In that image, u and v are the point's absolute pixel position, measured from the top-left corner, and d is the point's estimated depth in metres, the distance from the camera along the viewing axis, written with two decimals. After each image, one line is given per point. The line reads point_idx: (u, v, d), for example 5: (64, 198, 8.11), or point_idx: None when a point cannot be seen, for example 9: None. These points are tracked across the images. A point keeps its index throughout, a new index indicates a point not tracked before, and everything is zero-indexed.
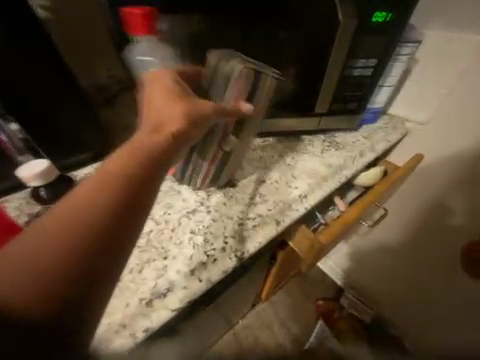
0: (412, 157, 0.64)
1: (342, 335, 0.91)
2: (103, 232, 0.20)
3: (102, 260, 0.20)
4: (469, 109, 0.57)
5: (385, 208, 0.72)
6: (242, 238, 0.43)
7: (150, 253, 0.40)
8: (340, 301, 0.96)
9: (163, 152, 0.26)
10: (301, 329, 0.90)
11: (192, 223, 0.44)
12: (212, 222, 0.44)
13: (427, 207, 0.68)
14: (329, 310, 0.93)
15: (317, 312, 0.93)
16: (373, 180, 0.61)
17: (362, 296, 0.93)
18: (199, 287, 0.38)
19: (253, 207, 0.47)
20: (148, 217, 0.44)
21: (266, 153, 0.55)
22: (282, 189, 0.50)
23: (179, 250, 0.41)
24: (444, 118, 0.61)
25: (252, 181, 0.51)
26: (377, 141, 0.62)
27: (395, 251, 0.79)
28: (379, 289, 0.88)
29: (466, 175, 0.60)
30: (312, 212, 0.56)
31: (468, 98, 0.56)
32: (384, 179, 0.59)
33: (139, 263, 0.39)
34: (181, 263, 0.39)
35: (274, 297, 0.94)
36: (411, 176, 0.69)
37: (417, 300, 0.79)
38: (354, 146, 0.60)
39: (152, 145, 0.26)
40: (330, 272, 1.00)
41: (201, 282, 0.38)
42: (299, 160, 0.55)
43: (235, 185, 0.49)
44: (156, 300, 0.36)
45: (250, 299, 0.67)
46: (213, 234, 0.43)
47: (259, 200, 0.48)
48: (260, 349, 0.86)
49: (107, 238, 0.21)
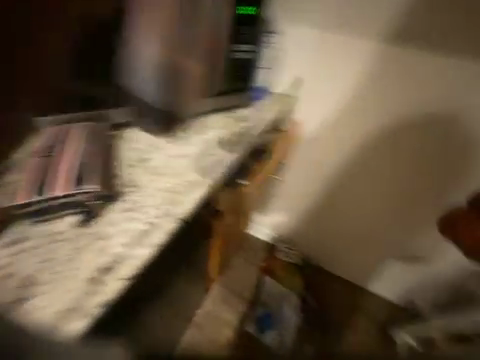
0: (293, 124, 0.86)
1: (280, 281, 0.96)
2: None
3: None
4: (320, 93, 0.83)
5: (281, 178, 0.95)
6: (172, 201, 0.54)
7: (126, 219, 0.50)
8: (278, 255, 1.02)
9: None
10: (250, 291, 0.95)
11: (124, 173, 0.56)
12: (163, 189, 0.56)
13: (309, 168, 0.92)
14: (271, 267, 0.99)
15: (261, 273, 0.97)
16: (251, 148, 0.69)
17: (294, 247, 1.04)
18: (153, 243, 0.49)
19: (161, 151, 0.61)
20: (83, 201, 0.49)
21: (136, 144, 0.61)
22: (213, 152, 0.63)
23: (143, 200, 0.54)
24: (316, 99, 0.84)
25: (156, 153, 0.60)
26: (264, 112, 0.76)
27: (293, 221, 1.01)
28: (299, 246, 1.03)
29: (359, 131, 0.84)
30: (220, 164, 0.61)
31: (326, 69, 0.80)
32: (276, 141, 0.79)
33: (121, 240, 0.48)
34: (147, 222, 0.51)
35: (233, 272, 0.95)
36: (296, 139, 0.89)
37: (341, 249, 0.99)
38: (250, 118, 0.73)
39: None
40: (265, 236, 1.04)
41: (149, 246, 0.48)
42: (208, 128, 0.67)
43: (127, 166, 0.57)
44: (117, 270, 0.45)
45: (200, 287, 0.72)
46: (169, 193, 0.55)
47: (165, 148, 0.62)
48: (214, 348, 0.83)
49: None
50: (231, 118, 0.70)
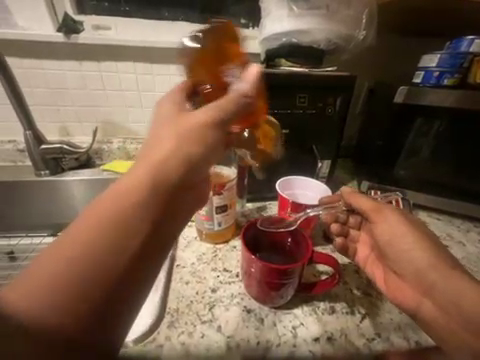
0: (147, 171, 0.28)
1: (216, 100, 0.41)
2: (151, 195, 0.27)
3: (393, 243, 0.50)
4: None
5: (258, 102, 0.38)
6: (324, 348, 0.40)
7: (310, 329, 0.42)
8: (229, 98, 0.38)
9: (132, 230, 0.25)
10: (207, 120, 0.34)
11: (291, 328, 0.42)
12: (339, 331, 0.42)
13: (140, 212, 0.26)
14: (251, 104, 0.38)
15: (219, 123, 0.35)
16: (256, 292, 0.45)
17: (244, 309, 0.45)
18: (372, 329, 0.43)
19: (306, 320, 0.44)
20: (311, 340, 0.41)
21: (252, 338, 0.41)
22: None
23: (290, 336, 0.41)
24: None
25: None
26: (288, 350, 0.39)
27: (150, 205, 0.27)
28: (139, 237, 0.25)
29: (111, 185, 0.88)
30: None
31: None
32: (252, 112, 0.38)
33: (320, 330, 0.42)
34: (358, 319, 0.44)
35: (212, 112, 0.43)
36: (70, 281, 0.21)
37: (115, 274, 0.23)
38: None
39: (116, 217, 0.25)
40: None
41: (259, 343, 0.40)
42: None
43: (296, 328, 0.42)
44: (182, 292, 0.47)
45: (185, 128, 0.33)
46: (268, 342, 0.40)
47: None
48: (366, 305, 0.47)
49: (150, 228, 0.26)
50: (250, 340, 0.40)
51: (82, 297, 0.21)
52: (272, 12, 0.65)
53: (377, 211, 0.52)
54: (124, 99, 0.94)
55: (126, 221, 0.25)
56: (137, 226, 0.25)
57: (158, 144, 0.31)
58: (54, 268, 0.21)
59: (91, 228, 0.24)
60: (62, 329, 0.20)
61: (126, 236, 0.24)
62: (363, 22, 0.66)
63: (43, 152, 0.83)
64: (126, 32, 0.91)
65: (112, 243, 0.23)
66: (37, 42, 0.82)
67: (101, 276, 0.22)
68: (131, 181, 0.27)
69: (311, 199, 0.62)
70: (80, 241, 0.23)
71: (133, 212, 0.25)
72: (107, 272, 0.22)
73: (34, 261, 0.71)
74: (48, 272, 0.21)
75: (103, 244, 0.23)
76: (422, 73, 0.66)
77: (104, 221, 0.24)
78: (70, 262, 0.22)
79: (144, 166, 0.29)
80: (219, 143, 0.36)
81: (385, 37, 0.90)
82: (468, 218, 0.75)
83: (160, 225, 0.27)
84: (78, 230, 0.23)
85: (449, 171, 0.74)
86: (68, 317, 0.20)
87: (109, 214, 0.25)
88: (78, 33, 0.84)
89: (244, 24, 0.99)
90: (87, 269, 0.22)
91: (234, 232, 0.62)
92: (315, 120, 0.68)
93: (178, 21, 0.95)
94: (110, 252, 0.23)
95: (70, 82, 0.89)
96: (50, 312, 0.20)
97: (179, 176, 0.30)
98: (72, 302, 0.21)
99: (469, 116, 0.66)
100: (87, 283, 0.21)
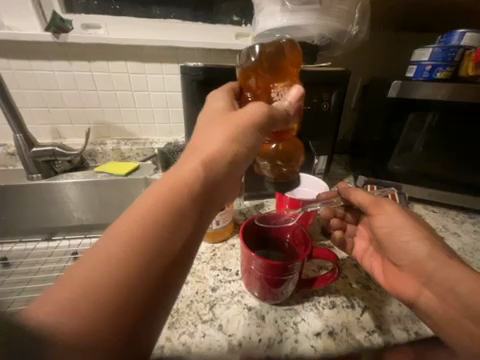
0: (188, 169, 0.34)
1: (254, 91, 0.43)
2: (183, 193, 0.32)
3: (391, 232, 0.51)
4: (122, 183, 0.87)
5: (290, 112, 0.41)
6: (326, 343, 0.40)
7: (312, 325, 0.42)
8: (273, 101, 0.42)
9: (167, 224, 0.29)
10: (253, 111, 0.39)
11: (292, 324, 0.42)
12: (340, 325, 0.42)
13: (173, 209, 0.30)
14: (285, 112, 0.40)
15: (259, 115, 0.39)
16: (256, 289, 0.45)
17: (244, 307, 0.45)
18: (373, 322, 0.43)
19: (307, 315, 0.44)
20: (313, 335, 0.41)
21: (253, 335, 0.40)
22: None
23: (292, 332, 0.41)
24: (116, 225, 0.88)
25: None
26: (290, 346, 0.39)
27: (182, 204, 0.31)
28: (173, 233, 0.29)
29: (106, 187, 0.87)
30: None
31: (137, 173, 0.90)
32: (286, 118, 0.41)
33: (321, 325, 0.42)
34: (359, 313, 0.44)
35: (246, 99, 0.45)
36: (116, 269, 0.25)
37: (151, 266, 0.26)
38: None
39: (157, 212, 0.29)
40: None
41: (261, 341, 0.40)
42: None
43: (297, 323, 0.42)
44: (182, 293, 0.46)
45: (225, 123, 0.39)
46: (270, 339, 0.40)
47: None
48: (365, 298, 0.47)
49: (181, 225, 0.30)
50: (252, 338, 0.40)
51: (119, 296, 0.24)
52: (264, 9, 0.65)
53: (376, 202, 0.53)
54: (116, 99, 0.92)
55: (159, 232, 0.28)
56: (171, 221, 0.30)
57: (199, 154, 0.37)
58: (98, 268, 0.25)
59: (134, 231, 0.27)
60: (102, 318, 0.23)
61: (162, 229, 0.29)
62: (356, 17, 0.66)
63: (34, 155, 0.80)
64: (116, 31, 0.89)
65: (149, 237, 0.28)
66: (24, 42, 0.79)
67: (137, 278, 0.25)
68: (166, 193, 0.31)
69: (309, 193, 0.62)
70: (127, 232, 0.27)
71: (169, 206, 0.30)
72: (145, 273, 0.26)
73: (27, 267, 0.69)
74: (100, 259, 0.25)
75: (143, 238, 0.27)
76: (415, 67, 0.67)
77: (147, 214, 0.29)
78: (114, 262, 0.25)
79: (181, 166, 0.35)
80: (253, 144, 0.40)
81: (377, 32, 0.91)
82: (462, 209, 0.76)
83: (189, 222, 0.31)
84: (120, 234, 0.27)
85: (443, 163, 0.76)
86: (107, 310, 0.23)
87: (151, 209, 0.30)
88: (67, 32, 0.80)
89: (237, 21, 0.98)
90: (127, 271, 0.25)
91: (232, 230, 0.62)
92: (311, 116, 0.68)
93: (169, 20, 0.93)
94: (147, 246, 0.27)
95: (60, 83, 0.87)
96: (94, 304, 0.23)
97: (210, 172, 0.36)
98: (111, 297, 0.24)
99: (462, 110, 0.66)
100: (125, 283, 0.25)
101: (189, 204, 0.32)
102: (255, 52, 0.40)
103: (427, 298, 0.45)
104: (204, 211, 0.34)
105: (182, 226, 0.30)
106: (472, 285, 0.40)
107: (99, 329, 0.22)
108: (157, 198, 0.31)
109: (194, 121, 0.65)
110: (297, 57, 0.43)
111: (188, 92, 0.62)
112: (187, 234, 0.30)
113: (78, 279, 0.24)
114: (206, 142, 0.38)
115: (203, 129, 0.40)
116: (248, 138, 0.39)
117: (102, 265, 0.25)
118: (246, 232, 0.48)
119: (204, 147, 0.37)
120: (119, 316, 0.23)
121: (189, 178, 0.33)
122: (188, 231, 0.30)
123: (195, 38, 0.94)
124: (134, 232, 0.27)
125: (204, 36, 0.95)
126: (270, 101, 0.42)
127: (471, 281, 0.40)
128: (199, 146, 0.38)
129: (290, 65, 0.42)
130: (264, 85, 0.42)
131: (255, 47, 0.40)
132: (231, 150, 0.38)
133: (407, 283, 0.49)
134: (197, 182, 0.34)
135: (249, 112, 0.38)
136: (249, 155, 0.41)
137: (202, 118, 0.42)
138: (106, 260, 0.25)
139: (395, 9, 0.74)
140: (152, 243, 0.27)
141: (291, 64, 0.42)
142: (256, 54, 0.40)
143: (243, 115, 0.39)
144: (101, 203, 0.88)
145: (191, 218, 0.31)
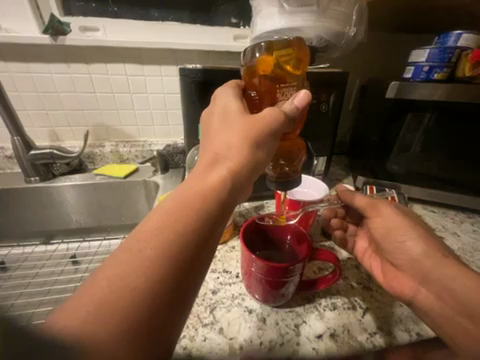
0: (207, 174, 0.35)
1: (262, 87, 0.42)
2: (205, 198, 0.32)
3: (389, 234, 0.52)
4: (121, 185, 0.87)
5: (301, 111, 0.40)
6: (328, 345, 0.40)
7: (313, 327, 0.42)
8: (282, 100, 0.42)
9: (189, 230, 0.29)
10: (266, 115, 0.38)
11: (294, 327, 0.42)
12: (341, 327, 0.42)
13: (195, 215, 0.30)
14: (294, 112, 0.40)
15: (271, 118, 0.38)
16: (257, 292, 0.45)
17: (245, 310, 0.44)
18: (374, 323, 0.43)
19: (308, 317, 0.43)
20: (314, 337, 0.41)
21: (254, 339, 0.40)
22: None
23: (294, 334, 0.41)
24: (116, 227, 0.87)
25: None
26: (291, 348, 0.39)
27: (204, 210, 0.31)
28: (194, 239, 0.29)
29: (105, 190, 0.86)
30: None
31: (136, 175, 0.90)
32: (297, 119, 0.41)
33: (323, 327, 0.42)
34: (360, 314, 0.44)
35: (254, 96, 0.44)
36: (140, 275, 0.25)
37: (173, 273, 0.26)
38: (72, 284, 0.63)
39: (180, 218, 0.30)
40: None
41: (262, 344, 0.40)
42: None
43: (299, 325, 0.42)
44: None
45: (240, 126, 0.39)
46: (271, 342, 0.40)
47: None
48: (366, 299, 0.47)
49: (202, 232, 0.30)
50: (253, 341, 0.40)
51: (144, 302, 0.24)
52: (262, 11, 0.65)
53: (373, 205, 0.55)
54: (115, 101, 0.92)
55: (180, 238, 0.28)
56: (192, 227, 0.29)
57: (218, 159, 0.37)
58: (123, 272, 0.25)
59: (159, 236, 0.28)
60: (121, 327, 0.22)
61: (183, 235, 0.28)
62: (353, 19, 0.67)
63: (32, 158, 0.80)
64: (114, 34, 0.89)
65: (172, 244, 0.27)
66: (22, 44, 0.79)
67: (161, 283, 0.25)
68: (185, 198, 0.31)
69: (310, 193, 0.62)
70: (151, 237, 0.28)
71: (190, 211, 0.30)
72: (166, 280, 0.26)
73: (25, 271, 0.68)
74: (125, 264, 0.26)
75: (165, 244, 0.27)
76: (413, 67, 0.67)
77: (171, 219, 0.29)
78: (138, 267, 0.25)
79: (202, 171, 0.35)
80: (270, 148, 0.40)
81: (374, 34, 0.92)
82: (461, 209, 0.77)
83: (209, 229, 0.30)
84: (144, 239, 0.27)
85: (442, 164, 0.76)
86: (133, 315, 0.23)
87: (174, 214, 0.30)
88: (65, 35, 0.80)
89: (235, 23, 0.98)
90: (151, 276, 0.25)
91: (232, 231, 0.62)
92: (310, 117, 0.68)
93: (167, 22, 0.93)
94: (169, 253, 0.27)
95: (58, 85, 0.87)
96: (121, 309, 0.23)
97: (228, 176, 0.35)
98: (137, 302, 0.24)
99: (460, 110, 0.67)
100: (149, 288, 0.25)
101: (209, 210, 0.31)
102: (260, 49, 0.39)
103: (428, 298, 0.45)
104: (224, 217, 0.33)
105: (203, 233, 0.30)
106: (473, 285, 0.40)
107: (117, 337, 0.22)
108: (180, 203, 0.31)
109: (192, 123, 0.65)
110: (305, 53, 0.41)
111: (187, 94, 0.62)
112: (208, 241, 0.30)
113: (104, 285, 0.24)
114: (224, 146, 0.38)
115: (219, 133, 0.40)
116: (264, 141, 0.38)
117: (126, 270, 0.25)
118: (248, 234, 0.48)
119: (222, 151, 0.38)
120: (144, 321, 0.23)
121: (209, 183, 0.33)
122: (208, 239, 0.30)
123: (194, 40, 0.94)
124: (157, 237, 0.28)
125: (202, 39, 0.95)
126: (275, 101, 0.42)
127: (472, 281, 0.40)
128: (216, 150, 0.38)
129: (297, 64, 0.41)
130: (270, 83, 0.41)
131: (261, 44, 0.39)
132: (248, 154, 0.37)
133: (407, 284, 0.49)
134: (216, 187, 0.33)
135: (265, 116, 0.38)
136: (265, 158, 0.40)
137: (215, 122, 0.42)
138: (131, 265, 0.26)
139: (393, 11, 0.74)
140: (174, 249, 0.27)
141: (299, 63, 0.41)
142: (261, 53, 0.39)
143: (257, 118, 0.38)
144: (100, 205, 0.87)
145: (210, 223, 0.31)
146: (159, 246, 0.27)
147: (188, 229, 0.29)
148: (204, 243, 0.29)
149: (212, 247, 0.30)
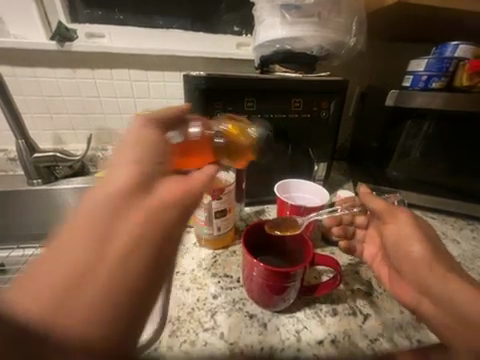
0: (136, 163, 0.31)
1: None
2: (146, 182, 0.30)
3: (401, 242, 0.50)
4: None
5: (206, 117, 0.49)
6: (329, 351, 0.40)
7: (314, 332, 0.42)
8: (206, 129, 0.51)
9: (135, 214, 0.27)
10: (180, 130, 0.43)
11: (295, 332, 0.42)
12: (343, 332, 0.42)
13: (137, 197, 0.28)
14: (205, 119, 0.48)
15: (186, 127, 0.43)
16: (258, 297, 0.45)
17: (246, 315, 0.44)
18: (376, 328, 0.43)
19: (309, 322, 0.44)
20: (315, 343, 0.41)
21: (255, 344, 0.40)
22: None
23: (296, 339, 0.41)
24: None
25: None
26: (292, 353, 0.39)
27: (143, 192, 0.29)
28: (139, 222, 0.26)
29: None
30: None
31: None
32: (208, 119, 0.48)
33: (324, 332, 0.42)
34: (362, 320, 0.44)
35: None
36: (80, 264, 0.22)
37: (123, 257, 0.24)
38: None
39: (118, 204, 0.26)
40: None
41: (263, 349, 0.40)
42: None
43: (300, 330, 0.42)
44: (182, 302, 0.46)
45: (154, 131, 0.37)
46: (272, 347, 0.40)
47: None
48: (367, 304, 0.47)
49: (154, 212, 0.28)
50: (254, 346, 0.40)
51: (100, 288, 0.22)
52: (264, 21, 0.67)
53: (391, 212, 0.51)
54: (118, 106, 0.93)
55: (125, 222, 0.26)
56: (136, 210, 0.27)
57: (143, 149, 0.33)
58: (63, 265, 0.22)
59: (96, 224, 0.25)
60: (83, 315, 0.20)
61: (128, 219, 0.26)
62: (353, 29, 0.68)
63: (35, 160, 0.81)
64: (120, 40, 0.91)
65: (115, 229, 0.25)
66: (30, 50, 0.81)
67: (114, 265, 0.23)
68: (120, 190, 0.27)
69: (315, 199, 0.63)
70: (85, 227, 0.24)
71: (128, 197, 0.27)
72: (121, 265, 0.23)
73: None
74: (59, 259, 0.22)
75: (109, 229, 0.25)
76: (411, 76, 0.68)
77: (105, 207, 0.26)
78: (82, 260, 0.22)
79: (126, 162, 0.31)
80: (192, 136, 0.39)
81: (374, 43, 0.94)
82: (461, 216, 0.77)
83: (161, 209, 0.29)
84: (78, 230, 0.24)
85: (441, 170, 0.76)
86: (95, 301, 0.21)
87: (110, 202, 0.26)
88: (72, 41, 0.82)
89: (237, 31, 1.01)
90: (99, 263, 0.23)
91: (233, 236, 0.62)
92: (310, 124, 0.69)
93: (172, 29, 0.96)
94: (118, 236, 0.25)
95: (62, 89, 0.88)
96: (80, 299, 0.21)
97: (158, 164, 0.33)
98: (93, 287, 0.22)
99: (457, 118, 0.68)
100: (99, 274, 0.22)
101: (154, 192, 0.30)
102: None
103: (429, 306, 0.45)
104: (173, 197, 0.31)
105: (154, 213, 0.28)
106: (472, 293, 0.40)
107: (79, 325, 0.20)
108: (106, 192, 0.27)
109: None
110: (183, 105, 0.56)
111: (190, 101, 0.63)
112: (158, 222, 0.28)
113: (33, 304, 0.19)
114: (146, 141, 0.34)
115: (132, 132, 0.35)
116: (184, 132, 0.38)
117: (67, 263, 0.22)
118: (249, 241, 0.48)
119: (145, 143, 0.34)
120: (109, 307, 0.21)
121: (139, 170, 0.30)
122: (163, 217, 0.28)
123: (198, 47, 0.96)
124: (97, 224, 0.24)
125: (205, 46, 0.97)
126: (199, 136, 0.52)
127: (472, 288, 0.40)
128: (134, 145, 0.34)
129: None
130: None
131: None
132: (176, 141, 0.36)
133: (407, 291, 0.49)
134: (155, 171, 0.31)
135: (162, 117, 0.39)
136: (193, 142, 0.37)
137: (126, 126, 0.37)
138: (66, 258, 0.22)
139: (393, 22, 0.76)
140: (120, 235, 0.25)
141: None
142: None
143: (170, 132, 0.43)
144: None
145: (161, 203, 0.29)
146: (101, 232, 0.24)
147: (137, 213, 0.27)
148: (157, 223, 0.27)
149: (171, 226, 0.28)
